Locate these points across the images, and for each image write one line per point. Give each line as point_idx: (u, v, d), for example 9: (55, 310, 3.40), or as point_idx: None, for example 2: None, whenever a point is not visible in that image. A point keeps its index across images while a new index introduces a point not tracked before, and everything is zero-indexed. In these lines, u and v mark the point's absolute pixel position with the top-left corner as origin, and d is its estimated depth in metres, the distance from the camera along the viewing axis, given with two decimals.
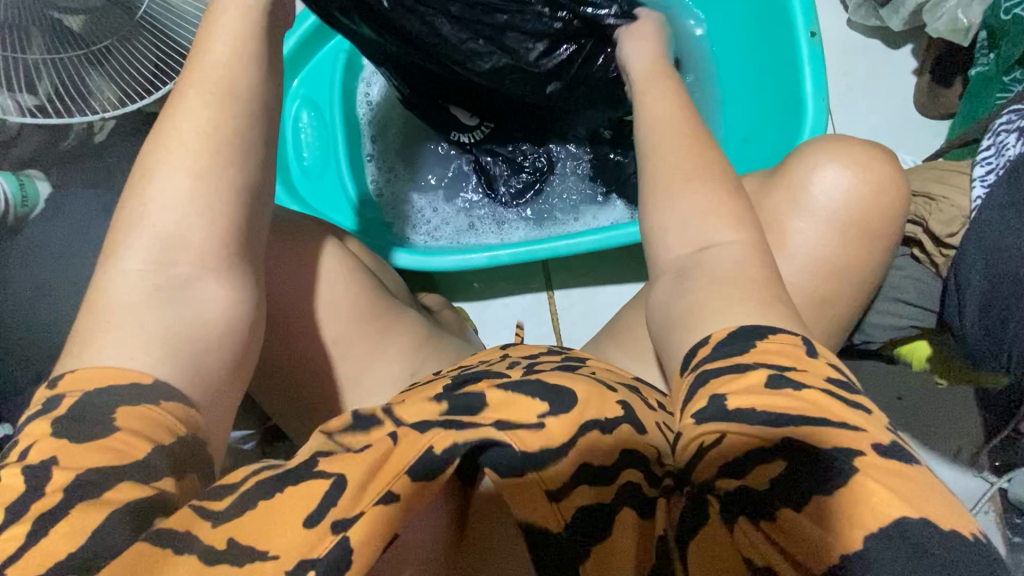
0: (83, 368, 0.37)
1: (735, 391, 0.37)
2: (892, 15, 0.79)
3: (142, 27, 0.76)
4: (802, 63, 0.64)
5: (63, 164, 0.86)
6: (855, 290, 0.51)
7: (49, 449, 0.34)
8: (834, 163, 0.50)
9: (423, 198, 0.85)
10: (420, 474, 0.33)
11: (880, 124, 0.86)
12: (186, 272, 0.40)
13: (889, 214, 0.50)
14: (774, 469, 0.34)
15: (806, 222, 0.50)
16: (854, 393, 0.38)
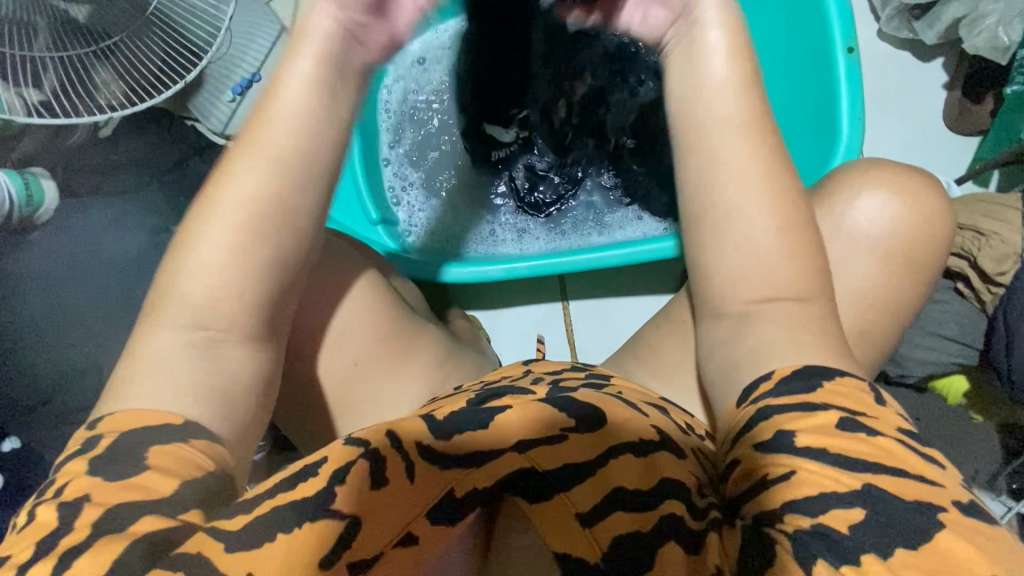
0: (117, 412, 0.38)
1: (804, 427, 0.38)
2: (926, 28, 0.77)
3: (153, 23, 0.75)
4: (838, 79, 0.63)
5: (68, 162, 0.83)
6: (898, 325, 0.48)
7: (84, 487, 0.35)
8: (875, 188, 0.47)
9: (442, 203, 0.83)
10: (441, 517, 0.36)
11: (908, 138, 0.84)
12: (208, 304, 0.40)
13: (935, 244, 0.47)
14: (854, 514, 0.35)
15: (847, 250, 0.47)
16: (927, 446, 0.39)
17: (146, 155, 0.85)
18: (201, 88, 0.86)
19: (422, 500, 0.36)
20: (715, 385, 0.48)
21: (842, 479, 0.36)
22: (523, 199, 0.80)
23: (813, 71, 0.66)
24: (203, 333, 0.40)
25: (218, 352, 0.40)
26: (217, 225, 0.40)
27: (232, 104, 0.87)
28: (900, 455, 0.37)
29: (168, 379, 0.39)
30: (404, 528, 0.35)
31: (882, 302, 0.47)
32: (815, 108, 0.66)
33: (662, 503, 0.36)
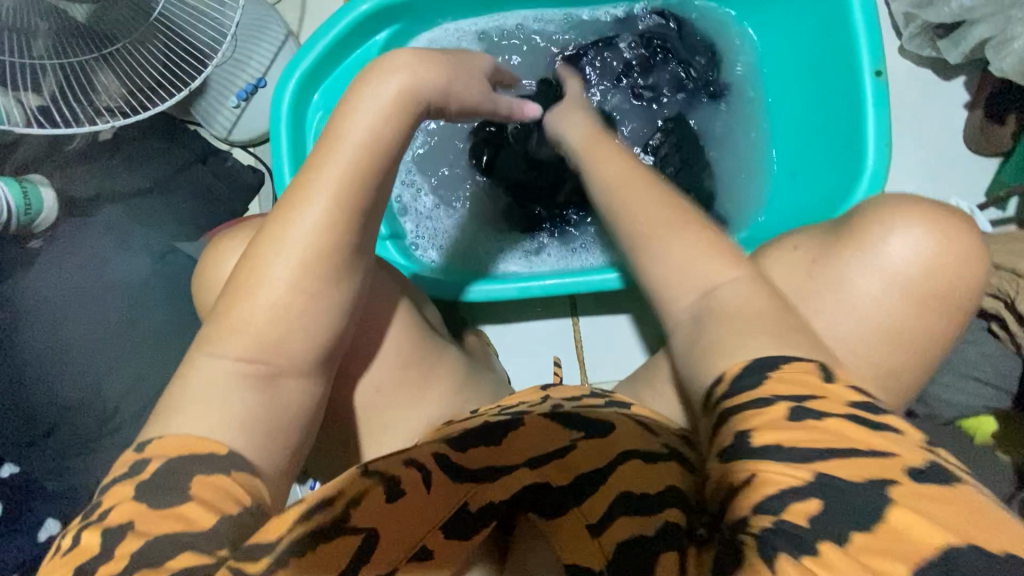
0: (168, 436, 0.39)
1: (757, 425, 0.36)
2: (950, 48, 0.75)
3: (157, 30, 0.73)
4: (864, 107, 0.62)
5: (67, 168, 0.80)
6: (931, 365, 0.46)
7: (128, 513, 0.35)
8: (910, 224, 0.44)
9: (453, 220, 0.80)
10: (454, 532, 0.40)
11: (928, 157, 0.82)
12: (261, 339, 0.42)
13: (971, 284, 0.44)
14: (810, 505, 0.32)
15: (875, 285, 0.44)
16: (879, 414, 0.36)
17: (148, 162, 0.82)
18: (205, 93, 0.85)
19: (438, 513, 0.40)
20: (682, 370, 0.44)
21: (795, 471, 0.34)
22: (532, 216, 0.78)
23: (838, 100, 0.66)
24: (256, 366, 0.42)
25: (276, 388, 0.42)
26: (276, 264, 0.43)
27: (236, 110, 0.86)
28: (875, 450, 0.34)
29: (210, 408, 0.40)
30: (418, 541, 0.39)
31: (919, 345, 0.44)
32: (840, 137, 0.66)
33: (659, 510, 0.38)
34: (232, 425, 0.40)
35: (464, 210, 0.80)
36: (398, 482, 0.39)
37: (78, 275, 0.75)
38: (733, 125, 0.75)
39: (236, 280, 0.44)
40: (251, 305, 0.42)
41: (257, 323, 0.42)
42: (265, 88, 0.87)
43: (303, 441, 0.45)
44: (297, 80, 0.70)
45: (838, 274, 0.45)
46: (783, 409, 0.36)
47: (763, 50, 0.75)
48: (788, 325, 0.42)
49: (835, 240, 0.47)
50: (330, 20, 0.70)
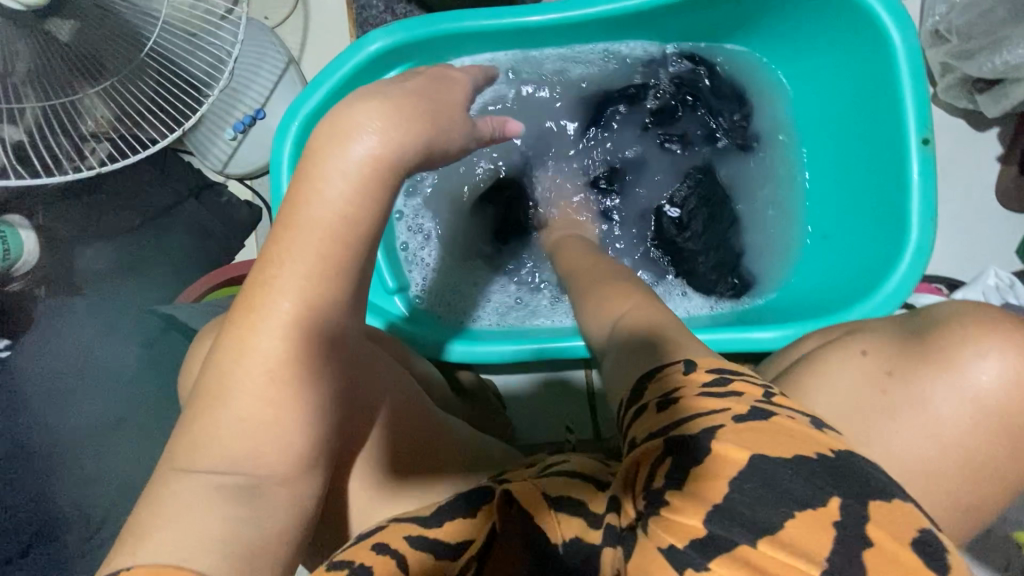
0: (136, 569, 0.33)
1: (635, 428, 0.38)
2: (990, 103, 0.72)
3: (149, 63, 0.67)
4: (908, 175, 0.58)
5: (48, 204, 0.75)
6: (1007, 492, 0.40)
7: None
8: (995, 351, 0.39)
9: (472, 273, 0.75)
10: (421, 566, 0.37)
11: (958, 212, 0.79)
12: (260, 446, 0.38)
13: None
14: (667, 466, 0.35)
15: (954, 409, 0.39)
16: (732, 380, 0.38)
17: (137, 198, 0.77)
18: (201, 123, 0.80)
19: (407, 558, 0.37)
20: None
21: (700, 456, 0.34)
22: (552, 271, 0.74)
23: (879, 160, 0.62)
24: (249, 479, 0.38)
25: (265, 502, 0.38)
26: (263, 363, 0.37)
27: (233, 143, 0.82)
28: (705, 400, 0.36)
29: (204, 528, 0.36)
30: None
31: (994, 473, 0.39)
32: (878, 201, 0.62)
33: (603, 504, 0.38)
34: (222, 550, 0.35)
35: (484, 262, 0.75)
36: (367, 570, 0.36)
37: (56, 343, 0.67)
38: (764, 176, 0.72)
39: (205, 375, 0.39)
40: (249, 407, 0.37)
41: (256, 429, 0.37)
42: (265, 119, 0.82)
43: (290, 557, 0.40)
44: (300, 123, 0.65)
45: (914, 392, 0.41)
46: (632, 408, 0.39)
47: (798, 99, 0.71)
48: None
49: (912, 349, 0.42)
50: (342, 56, 0.65)
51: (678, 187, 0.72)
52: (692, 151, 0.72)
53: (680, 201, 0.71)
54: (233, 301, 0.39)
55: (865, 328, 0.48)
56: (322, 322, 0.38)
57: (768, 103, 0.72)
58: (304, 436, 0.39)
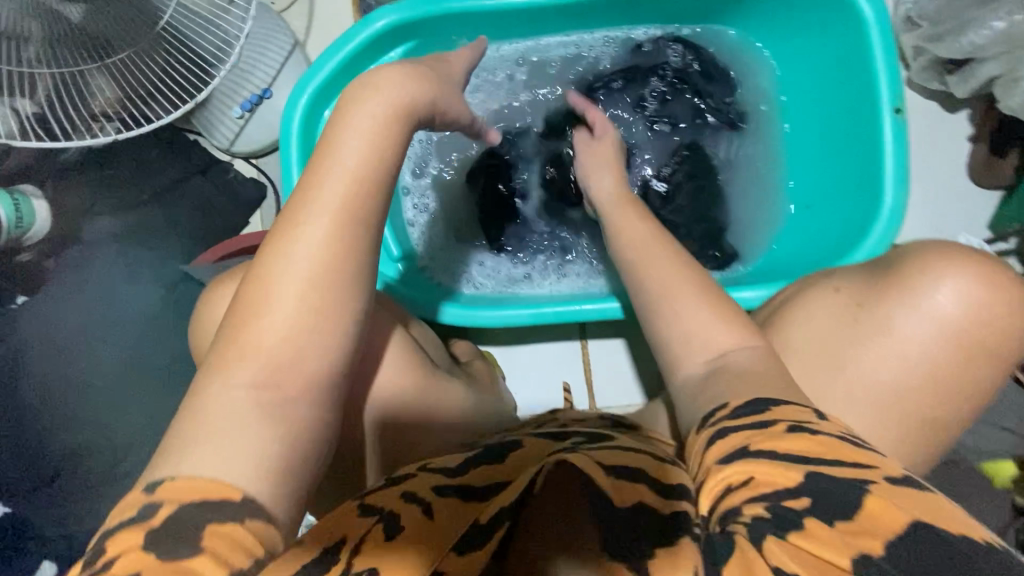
0: (181, 477, 0.35)
1: (754, 440, 0.37)
2: (960, 83, 0.76)
3: (163, 39, 0.70)
4: (881, 141, 0.62)
5: (59, 177, 0.77)
6: (956, 406, 0.45)
7: (136, 563, 0.30)
8: (948, 278, 0.45)
9: (471, 245, 0.78)
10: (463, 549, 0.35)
11: (934, 189, 0.83)
12: (279, 373, 0.39)
13: (1006, 339, 0.44)
14: (799, 503, 0.34)
15: (918, 329, 0.45)
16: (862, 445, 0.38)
17: (150, 173, 0.80)
18: (207, 103, 0.82)
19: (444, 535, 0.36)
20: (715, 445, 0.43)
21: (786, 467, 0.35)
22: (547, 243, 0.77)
23: (855, 131, 0.66)
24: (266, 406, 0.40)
25: (288, 418, 0.38)
26: (293, 292, 0.40)
27: (239, 121, 0.84)
28: (784, 429, 0.37)
29: (232, 448, 0.36)
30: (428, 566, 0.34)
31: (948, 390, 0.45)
32: (855, 168, 0.66)
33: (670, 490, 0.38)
34: (252, 465, 0.36)
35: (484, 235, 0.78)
36: (393, 523, 0.36)
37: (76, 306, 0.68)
38: (750, 149, 0.76)
39: (235, 307, 0.41)
40: (267, 336, 0.39)
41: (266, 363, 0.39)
42: (271, 99, 0.84)
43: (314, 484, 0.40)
44: (310, 95, 0.68)
45: (883, 314, 0.46)
46: (704, 442, 0.40)
47: (782, 80, 0.76)
48: (740, 361, 0.46)
49: (878, 278, 0.48)
50: (349, 33, 0.68)
51: (665, 162, 0.75)
52: (682, 129, 0.75)
53: (667, 175, 0.74)
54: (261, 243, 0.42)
55: (845, 278, 0.51)
56: (339, 257, 0.41)
57: (753, 83, 0.77)
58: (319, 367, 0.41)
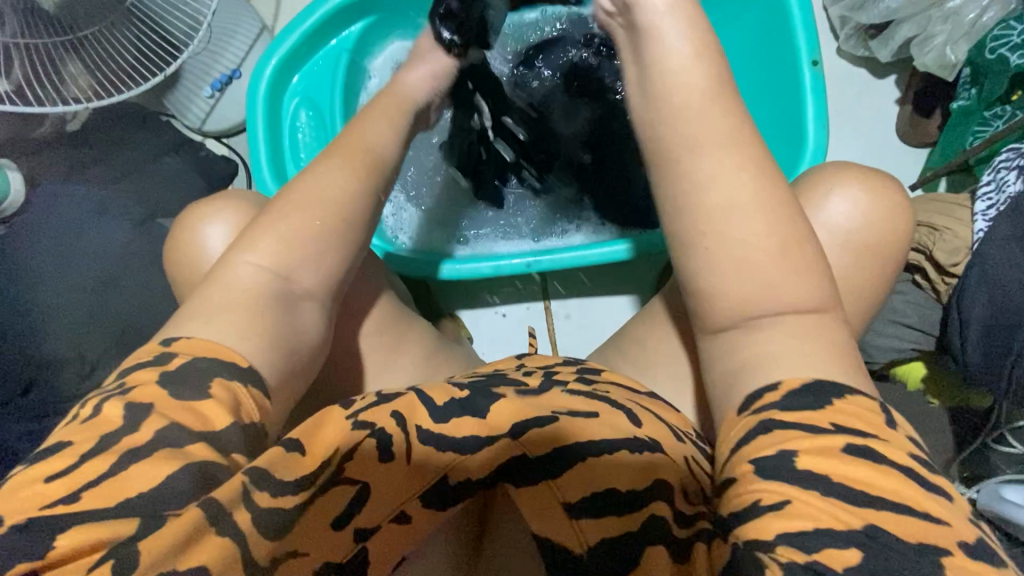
0: (196, 338, 0.39)
1: (806, 448, 0.36)
2: (881, 47, 0.82)
3: (132, 15, 0.73)
4: (804, 91, 0.68)
5: (34, 153, 0.80)
6: (857, 306, 0.50)
7: (149, 395, 0.35)
8: (842, 190, 0.50)
9: (450, 207, 0.84)
10: (433, 501, 0.36)
11: (869, 147, 0.88)
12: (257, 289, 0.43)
13: (893, 240, 0.50)
14: (850, 555, 0.31)
15: (822, 237, 0.50)
16: (935, 475, 0.36)
17: (128, 145, 0.81)
18: (179, 83, 0.86)
19: (419, 480, 0.36)
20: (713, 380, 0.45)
21: (841, 514, 0.33)
22: (520, 206, 0.84)
23: (777, 88, 0.73)
24: None
25: (296, 311, 0.43)
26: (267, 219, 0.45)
27: (210, 101, 0.88)
28: (841, 445, 0.36)
29: (233, 324, 0.40)
30: (397, 507, 0.35)
31: (848, 290, 0.50)
32: (784, 121, 0.72)
33: (647, 504, 0.35)
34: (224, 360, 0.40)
35: (461, 197, 0.84)
36: (388, 438, 0.36)
37: (45, 250, 0.70)
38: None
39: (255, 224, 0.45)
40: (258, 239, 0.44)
41: (276, 255, 0.43)
42: (240, 79, 0.88)
43: (302, 378, 0.44)
44: (274, 66, 0.73)
45: None
46: (744, 429, 0.38)
47: (712, 48, 0.81)
48: (752, 278, 0.42)
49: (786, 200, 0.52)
50: (307, 10, 0.73)
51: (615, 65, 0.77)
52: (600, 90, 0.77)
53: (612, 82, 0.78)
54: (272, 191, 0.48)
55: None
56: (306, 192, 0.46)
57: None
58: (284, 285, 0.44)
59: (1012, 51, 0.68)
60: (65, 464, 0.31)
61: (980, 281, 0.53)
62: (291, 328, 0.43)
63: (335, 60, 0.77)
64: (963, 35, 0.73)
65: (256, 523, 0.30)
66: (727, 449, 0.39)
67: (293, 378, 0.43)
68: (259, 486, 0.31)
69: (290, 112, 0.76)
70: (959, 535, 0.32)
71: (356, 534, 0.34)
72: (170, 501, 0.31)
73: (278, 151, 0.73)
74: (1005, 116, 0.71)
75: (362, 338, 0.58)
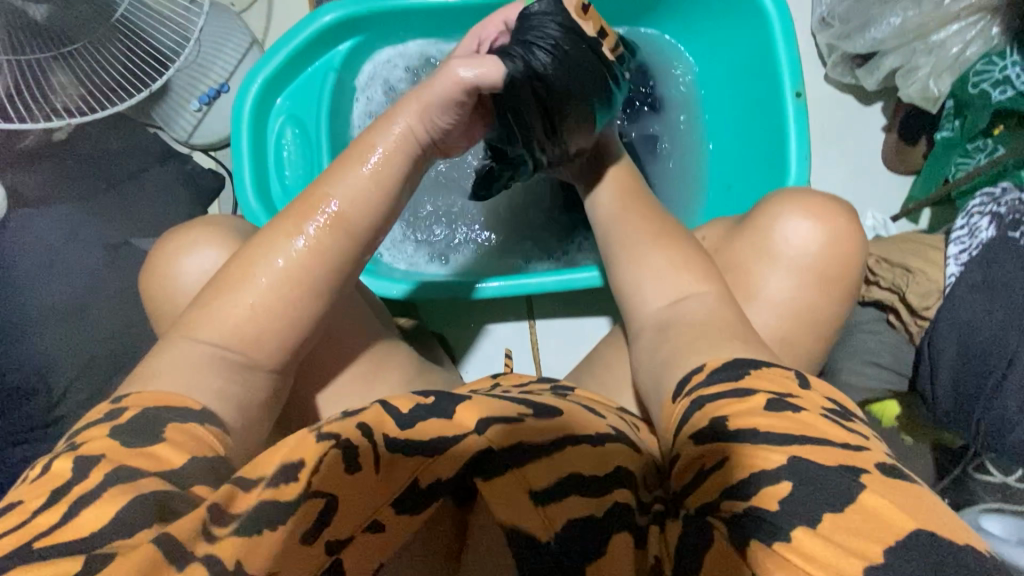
0: (145, 391, 0.40)
1: (734, 412, 0.36)
2: (867, 75, 0.82)
3: (118, 31, 0.73)
4: (785, 118, 0.69)
5: (17, 167, 0.78)
6: (825, 341, 0.50)
7: (100, 447, 0.36)
8: (798, 212, 0.50)
9: (450, 231, 0.85)
10: (405, 507, 0.35)
11: (851, 172, 0.88)
12: (243, 318, 0.44)
13: (848, 265, 0.49)
14: (781, 488, 0.31)
15: (768, 267, 0.50)
16: (850, 421, 0.37)
17: (115, 163, 0.81)
18: (167, 98, 0.86)
19: (387, 488, 0.34)
20: (649, 384, 0.46)
21: (766, 453, 0.33)
22: (520, 227, 0.85)
23: (761, 116, 0.74)
24: (210, 350, 0.43)
25: (251, 371, 0.44)
26: (244, 261, 0.46)
27: (197, 114, 0.88)
28: (764, 403, 0.36)
29: None
30: (370, 514, 0.34)
31: (825, 330, 0.50)
32: (766, 147, 0.73)
33: (610, 489, 0.34)
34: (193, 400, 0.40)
35: (455, 220, 0.85)
36: (355, 449, 0.34)
37: (26, 272, 0.70)
38: (673, 155, 0.82)
39: (232, 264, 0.46)
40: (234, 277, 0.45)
41: (257, 292, 0.44)
42: (228, 93, 0.88)
43: (253, 402, 0.44)
44: (260, 84, 0.73)
45: (739, 263, 0.51)
46: (681, 411, 0.39)
47: (699, 71, 0.82)
48: (696, 304, 0.47)
49: (739, 231, 0.53)
50: (294, 30, 0.73)
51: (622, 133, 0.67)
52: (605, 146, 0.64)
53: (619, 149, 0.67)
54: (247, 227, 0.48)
55: (724, 231, 0.56)
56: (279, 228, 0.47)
57: (675, 75, 0.83)
58: (258, 321, 0.44)
59: (993, 86, 0.69)
60: (17, 519, 0.32)
61: (949, 326, 0.55)
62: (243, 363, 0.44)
63: (321, 79, 0.77)
64: (947, 67, 0.74)
65: (237, 534, 0.31)
66: (671, 430, 0.40)
67: (249, 412, 0.44)
68: (218, 522, 0.31)
69: (275, 129, 0.76)
70: (876, 458, 0.34)
71: (328, 544, 0.32)
72: (116, 536, 0.31)
73: (261, 168, 0.74)
74: (987, 150, 0.72)
75: (338, 363, 0.58)
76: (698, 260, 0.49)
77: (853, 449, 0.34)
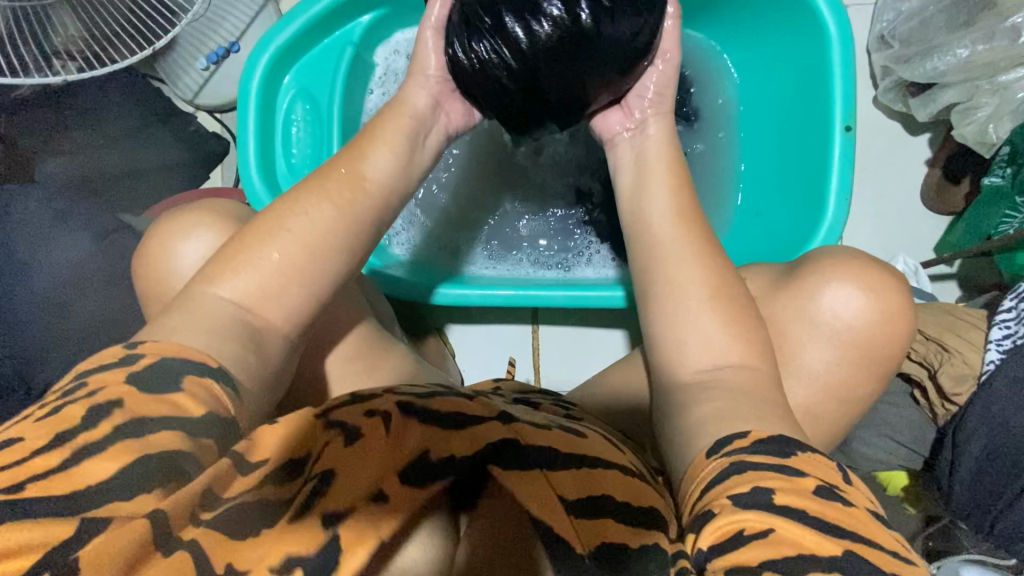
0: (165, 340, 0.37)
1: (780, 486, 0.32)
2: (921, 107, 0.77)
3: None
4: (831, 153, 0.65)
5: (11, 114, 0.74)
6: (844, 403, 0.48)
7: (110, 390, 0.32)
8: (843, 282, 0.47)
9: (452, 214, 0.81)
10: (412, 480, 0.33)
11: (892, 209, 0.84)
12: (245, 307, 0.41)
13: (892, 349, 0.48)
14: None
15: (816, 343, 0.48)
16: (899, 539, 0.33)
17: (116, 115, 0.76)
18: (173, 49, 0.81)
19: (395, 459, 0.33)
20: (671, 445, 0.42)
21: (815, 540, 0.30)
22: (536, 224, 0.80)
23: (805, 143, 0.69)
24: None
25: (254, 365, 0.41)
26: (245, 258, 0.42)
27: (205, 74, 0.82)
28: (812, 487, 0.33)
29: (198, 334, 0.38)
30: (374, 482, 0.32)
31: (849, 394, 0.48)
32: (803, 177, 0.69)
33: (643, 531, 0.32)
34: None
35: (459, 205, 0.81)
36: (361, 429, 0.33)
37: (17, 231, 0.66)
38: (704, 173, 0.77)
39: (230, 248, 0.43)
40: (246, 260, 0.42)
41: (253, 290, 0.41)
42: (237, 53, 0.82)
43: (265, 405, 0.41)
44: (271, 54, 0.67)
45: (776, 318, 0.49)
46: (714, 471, 0.35)
47: (742, 84, 0.76)
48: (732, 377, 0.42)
49: (780, 286, 0.50)
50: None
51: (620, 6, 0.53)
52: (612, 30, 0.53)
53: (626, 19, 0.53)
54: (257, 220, 0.44)
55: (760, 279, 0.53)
56: (282, 226, 0.43)
57: (714, 87, 0.77)
58: (261, 318, 0.41)
59: None
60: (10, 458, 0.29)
61: (980, 419, 0.55)
62: (255, 331, 0.41)
63: (338, 53, 0.72)
64: (1009, 111, 0.69)
65: (218, 531, 0.29)
66: (697, 490, 0.35)
67: (258, 387, 0.40)
68: (206, 505, 0.29)
69: (284, 104, 0.71)
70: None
71: (325, 516, 0.30)
72: (111, 494, 0.28)
73: (267, 145, 0.70)
74: None
75: (333, 360, 0.55)
76: (760, 329, 0.44)
77: (902, 558, 0.31)
